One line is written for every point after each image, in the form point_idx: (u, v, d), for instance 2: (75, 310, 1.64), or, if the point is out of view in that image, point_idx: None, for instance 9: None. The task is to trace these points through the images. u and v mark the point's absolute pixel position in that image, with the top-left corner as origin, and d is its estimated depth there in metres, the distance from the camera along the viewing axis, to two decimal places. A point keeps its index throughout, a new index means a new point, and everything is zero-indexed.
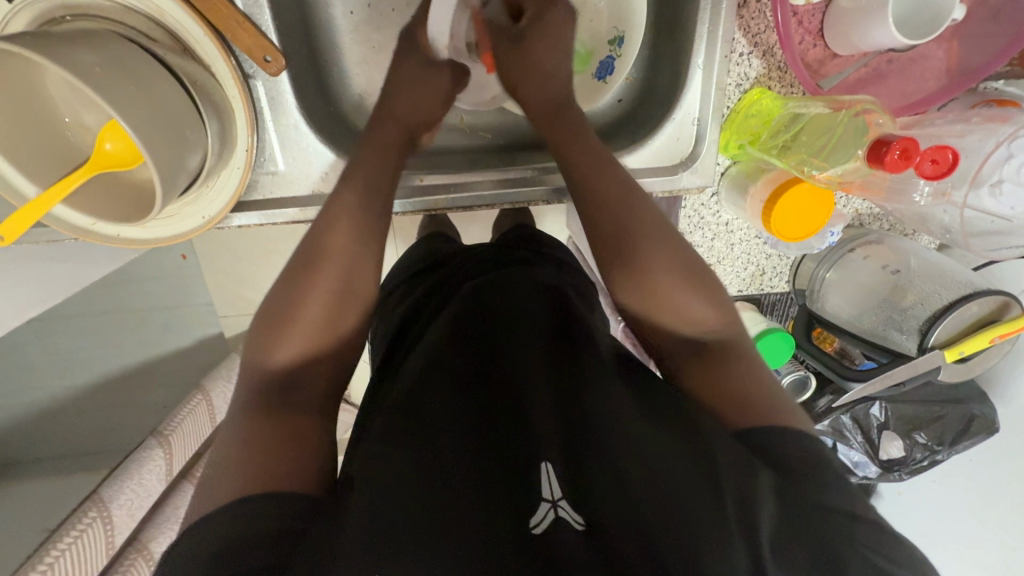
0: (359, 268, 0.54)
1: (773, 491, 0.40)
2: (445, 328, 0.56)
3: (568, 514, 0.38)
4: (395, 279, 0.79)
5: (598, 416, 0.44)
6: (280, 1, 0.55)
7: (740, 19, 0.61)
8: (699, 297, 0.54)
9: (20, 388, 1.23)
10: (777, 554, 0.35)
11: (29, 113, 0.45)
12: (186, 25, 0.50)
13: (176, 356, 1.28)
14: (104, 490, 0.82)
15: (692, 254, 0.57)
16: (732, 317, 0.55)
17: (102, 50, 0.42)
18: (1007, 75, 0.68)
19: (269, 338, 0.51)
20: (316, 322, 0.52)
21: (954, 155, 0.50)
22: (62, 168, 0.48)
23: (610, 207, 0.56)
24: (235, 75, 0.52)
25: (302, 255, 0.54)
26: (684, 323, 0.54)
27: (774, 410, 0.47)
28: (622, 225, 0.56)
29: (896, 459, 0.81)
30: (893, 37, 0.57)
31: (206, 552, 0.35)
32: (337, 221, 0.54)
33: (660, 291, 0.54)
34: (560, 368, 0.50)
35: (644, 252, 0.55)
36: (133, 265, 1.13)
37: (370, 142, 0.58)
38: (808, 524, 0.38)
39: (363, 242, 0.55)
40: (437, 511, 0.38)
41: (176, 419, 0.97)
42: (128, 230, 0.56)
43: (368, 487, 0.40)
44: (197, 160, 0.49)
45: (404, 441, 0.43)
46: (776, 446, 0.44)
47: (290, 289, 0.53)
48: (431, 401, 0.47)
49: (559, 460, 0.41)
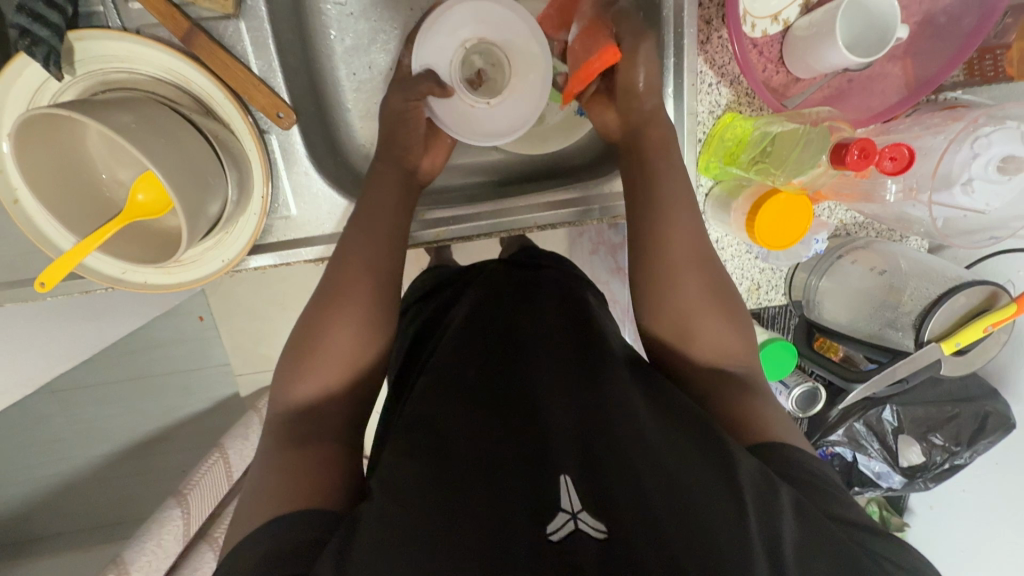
0: (387, 307, 0.56)
1: (790, 506, 0.40)
2: (459, 348, 0.58)
3: (588, 525, 0.38)
4: (408, 299, 0.82)
5: (616, 425, 0.45)
6: (291, 67, 0.61)
7: (705, 54, 0.68)
8: (732, 328, 0.56)
9: (44, 457, 1.25)
10: (797, 566, 0.36)
11: (74, 171, 0.51)
12: (210, 92, 0.57)
13: (194, 419, 1.29)
14: (126, 551, 0.85)
15: (726, 283, 0.58)
16: (754, 343, 0.57)
17: (139, 114, 0.49)
18: (963, 84, 0.73)
19: (295, 369, 0.53)
20: (341, 354, 0.54)
21: (910, 151, 0.56)
22: (96, 219, 0.53)
23: (641, 234, 0.58)
24: (252, 130, 0.58)
25: (325, 291, 0.56)
26: (711, 347, 0.55)
27: (791, 433, 0.50)
28: (653, 254, 0.57)
29: (918, 465, 0.81)
30: (846, 58, 0.63)
31: None
32: (357, 256, 0.57)
33: (690, 318, 0.56)
34: (574, 383, 0.51)
35: (673, 283, 0.56)
36: (153, 330, 1.17)
37: (380, 175, 0.62)
38: (826, 529, 0.39)
39: (377, 289, 0.56)
40: (455, 523, 0.38)
41: (194, 478, 0.98)
42: (155, 277, 0.61)
43: (386, 494, 0.41)
44: (218, 207, 0.54)
45: (422, 451, 0.45)
46: (797, 465, 0.45)
47: (313, 321, 0.55)
48: (448, 417, 0.49)
49: (577, 470, 0.41)
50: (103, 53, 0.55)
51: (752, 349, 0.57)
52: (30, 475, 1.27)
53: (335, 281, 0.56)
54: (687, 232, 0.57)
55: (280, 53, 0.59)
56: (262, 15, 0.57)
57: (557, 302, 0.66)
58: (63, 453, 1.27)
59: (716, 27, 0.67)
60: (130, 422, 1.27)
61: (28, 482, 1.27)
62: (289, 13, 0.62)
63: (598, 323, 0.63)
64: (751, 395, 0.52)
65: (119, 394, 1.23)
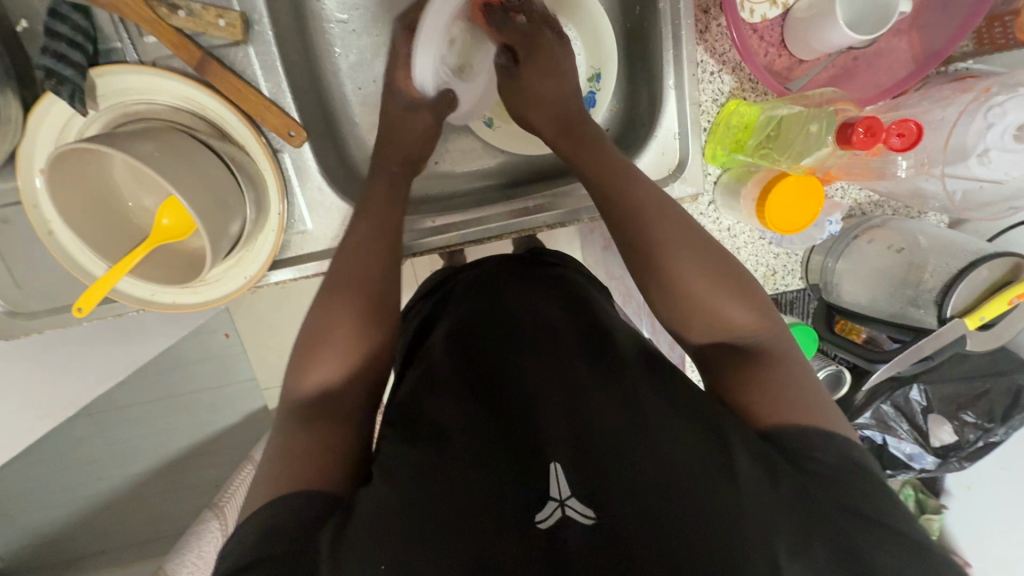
0: (383, 292, 0.57)
1: (789, 497, 0.39)
2: (460, 352, 0.58)
3: (576, 512, 0.38)
4: (414, 296, 0.83)
5: (613, 416, 0.45)
6: (300, 85, 0.64)
7: (705, 43, 0.68)
8: (740, 302, 0.52)
9: (84, 478, 1.30)
10: (798, 555, 0.35)
11: (102, 200, 0.54)
12: (224, 116, 0.60)
13: (224, 435, 1.33)
14: (170, 563, 0.93)
15: (725, 256, 0.55)
16: (770, 316, 0.53)
17: (157, 141, 0.51)
18: (973, 54, 0.71)
19: (302, 362, 0.53)
20: (341, 343, 0.53)
21: (916, 125, 0.55)
22: (125, 244, 0.56)
23: (643, 217, 0.56)
24: (265, 149, 0.60)
25: (334, 279, 0.57)
26: (718, 324, 0.53)
27: (813, 408, 0.46)
28: (642, 239, 0.55)
29: (951, 444, 0.79)
30: (848, 37, 0.62)
31: (238, 557, 0.38)
32: (353, 252, 0.58)
33: (692, 299, 0.53)
34: (568, 377, 0.51)
35: (676, 266, 0.53)
36: (182, 349, 1.21)
37: None
38: (826, 518, 0.37)
39: (372, 277, 0.57)
40: (449, 516, 0.38)
41: (231, 489, 1.00)
42: (182, 297, 0.63)
43: (382, 485, 0.41)
44: (238, 226, 0.56)
45: (421, 446, 0.45)
46: (811, 452, 0.43)
47: (320, 313, 0.55)
48: (443, 415, 0.49)
49: (570, 458, 0.41)
50: (122, 87, 0.58)
51: (773, 319, 0.53)
52: (72, 498, 1.31)
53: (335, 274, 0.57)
54: (667, 218, 0.56)
55: (288, 73, 0.62)
56: (269, 39, 0.60)
57: (560, 300, 0.66)
58: (101, 475, 1.31)
59: (714, 15, 0.67)
60: (164, 441, 1.31)
61: (69, 504, 1.32)
62: (294, 34, 0.64)
63: (600, 318, 0.63)
64: (772, 370, 0.49)
65: (152, 414, 1.28)
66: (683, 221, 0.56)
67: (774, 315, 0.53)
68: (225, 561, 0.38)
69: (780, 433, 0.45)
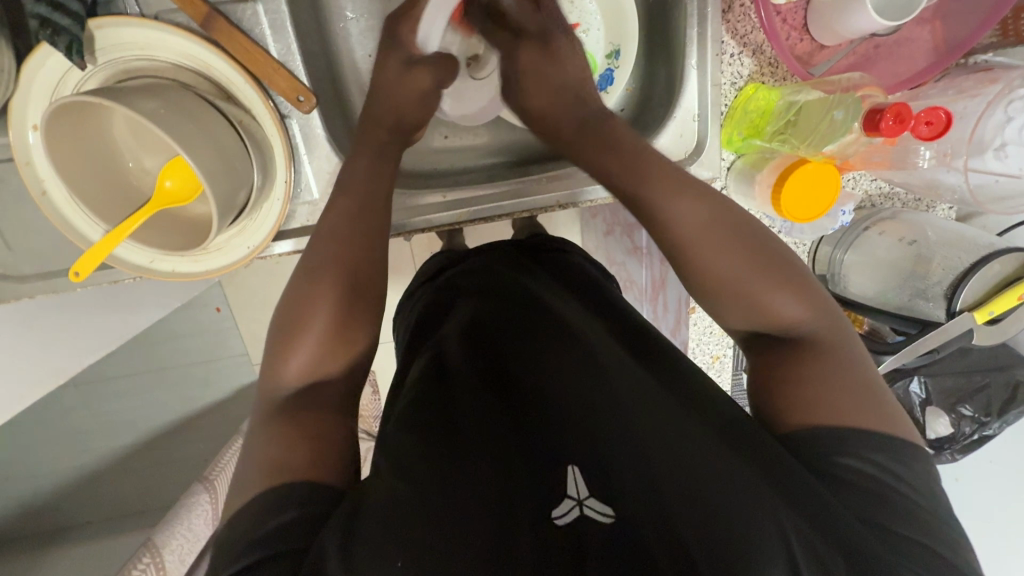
0: (367, 272, 0.54)
1: (802, 494, 0.37)
2: (470, 343, 0.57)
3: (595, 510, 0.37)
4: (417, 279, 0.81)
5: (630, 413, 0.43)
6: (309, 47, 0.61)
7: (727, 23, 0.66)
8: (788, 294, 0.49)
9: (68, 450, 1.28)
10: (811, 554, 0.34)
11: (102, 160, 0.52)
12: (230, 76, 0.57)
13: (213, 409, 1.31)
14: (158, 535, 0.90)
15: (769, 242, 0.52)
16: (824, 309, 0.50)
17: (163, 99, 0.49)
18: (996, 46, 0.71)
19: (283, 346, 0.51)
20: (322, 328, 0.51)
21: (946, 114, 0.55)
22: (126, 208, 0.53)
23: (666, 209, 0.52)
24: (273, 114, 0.58)
25: (305, 260, 0.54)
26: (759, 316, 0.50)
27: (862, 406, 0.44)
28: (676, 227, 0.52)
29: (945, 436, 0.80)
30: (874, 22, 0.61)
31: (248, 537, 0.37)
32: (334, 232, 0.54)
33: (731, 289, 0.51)
34: (583, 371, 0.49)
35: (710, 256, 0.51)
36: (171, 322, 1.18)
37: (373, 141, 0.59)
38: (834, 525, 0.36)
39: (355, 257, 0.53)
40: (458, 506, 0.37)
41: (219, 464, 1.01)
42: (181, 266, 0.61)
43: (390, 472, 0.41)
44: (244, 194, 0.54)
45: (432, 441, 0.44)
46: (826, 452, 0.41)
47: (299, 293, 0.52)
48: (456, 408, 0.48)
49: (586, 458, 0.41)
50: (122, 40, 0.55)
51: (826, 311, 0.50)
52: (56, 470, 1.29)
53: (313, 253, 0.54)
54: (705, 204, 0.52)
55: (299, 35, 0.59)
56: None
57: (571, 293, 0.64)
58: (85, 446, 1.29)
59: None
60: (150, 414, 1.29)
61: (53, 475, 1.30)
62: None
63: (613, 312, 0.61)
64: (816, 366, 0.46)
65: (139, 387, 1.25)
66: (726, 205, 0.53)
67: (827, 306, 0.50)
68: (235, 542, 0.37)
69: (804, 436, 0.43)
